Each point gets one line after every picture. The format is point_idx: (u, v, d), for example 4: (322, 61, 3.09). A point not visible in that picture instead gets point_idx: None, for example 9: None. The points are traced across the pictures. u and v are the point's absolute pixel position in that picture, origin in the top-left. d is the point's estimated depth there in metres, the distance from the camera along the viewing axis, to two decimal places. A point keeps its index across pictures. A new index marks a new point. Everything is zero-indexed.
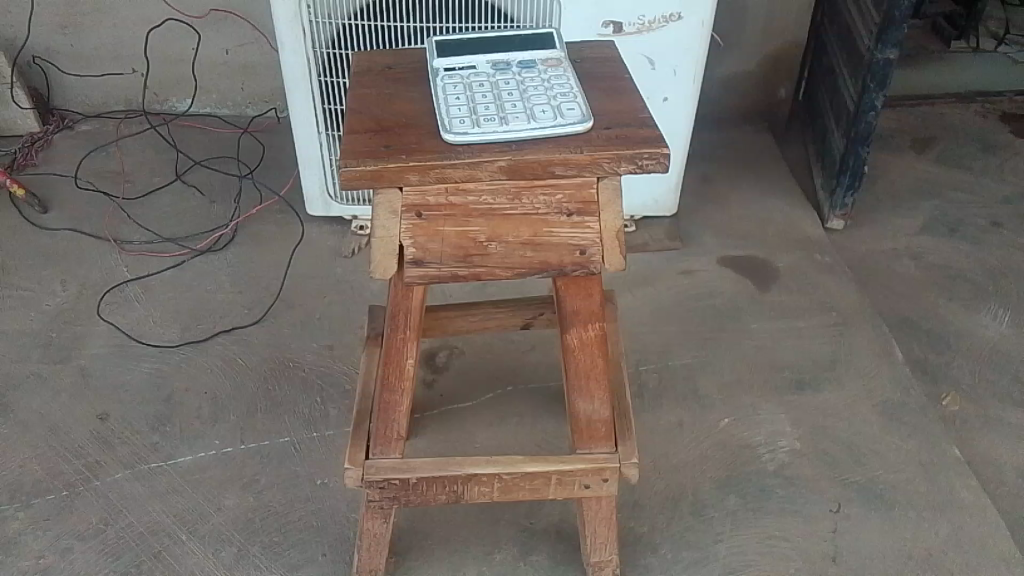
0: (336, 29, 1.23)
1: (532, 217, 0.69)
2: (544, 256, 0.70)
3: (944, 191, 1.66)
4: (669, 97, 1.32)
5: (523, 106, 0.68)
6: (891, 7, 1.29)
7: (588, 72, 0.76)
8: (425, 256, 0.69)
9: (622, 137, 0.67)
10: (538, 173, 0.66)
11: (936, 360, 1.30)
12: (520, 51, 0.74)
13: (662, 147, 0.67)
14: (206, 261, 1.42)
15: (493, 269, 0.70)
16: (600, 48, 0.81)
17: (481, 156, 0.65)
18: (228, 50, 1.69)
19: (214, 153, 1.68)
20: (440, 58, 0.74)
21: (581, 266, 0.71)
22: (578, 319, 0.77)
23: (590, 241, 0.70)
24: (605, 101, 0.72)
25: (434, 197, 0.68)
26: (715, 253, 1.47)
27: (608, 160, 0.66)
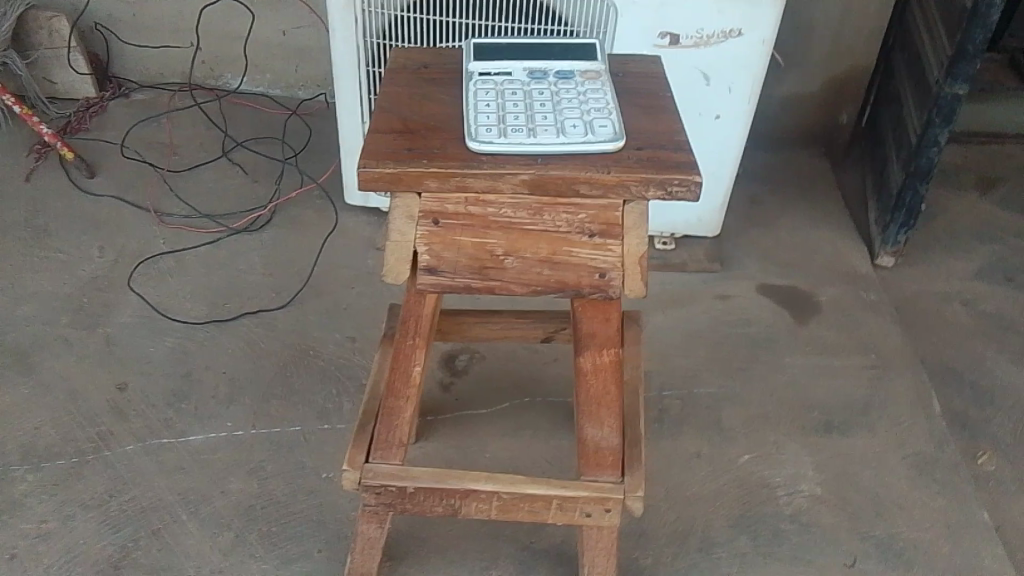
0: (388, 20, 1.22)
1: (552, 234, 0.66)
2: (561, 275, 0.67)
3: (1005, 236, 1.59)
4: (722, 115, 1.27)
5: (554, 119, 0.65)
6: (964, 40, 1.22)
7: (627, 87, 0.73)
8: (439, 265, 0.67)
9: (654, 159, 0.64)
10: (561, 190, 0.63)
11: (977, 415, 1.24)
12: (559, 61, 0.72)
13: (694, 174, 0.63)
14: (240, 240, 1.42)
15: (507, 284, 0.67)
16: (646, 63, 0.77)
17: (503, 168, 0.63)
18: (285, 32, 1.70)
19: (261, 134, 1.68)
20: (476, 61, 0.72)
21: (599, 289, 0.68)
22: (594, 343, 0.74)
23: (611, 264, 0.67)
24: (641, 120, 0.69)
25: (453, 205, 0.66)
26: (755, 280, 1.43)
27: (636, 184, 0.63)
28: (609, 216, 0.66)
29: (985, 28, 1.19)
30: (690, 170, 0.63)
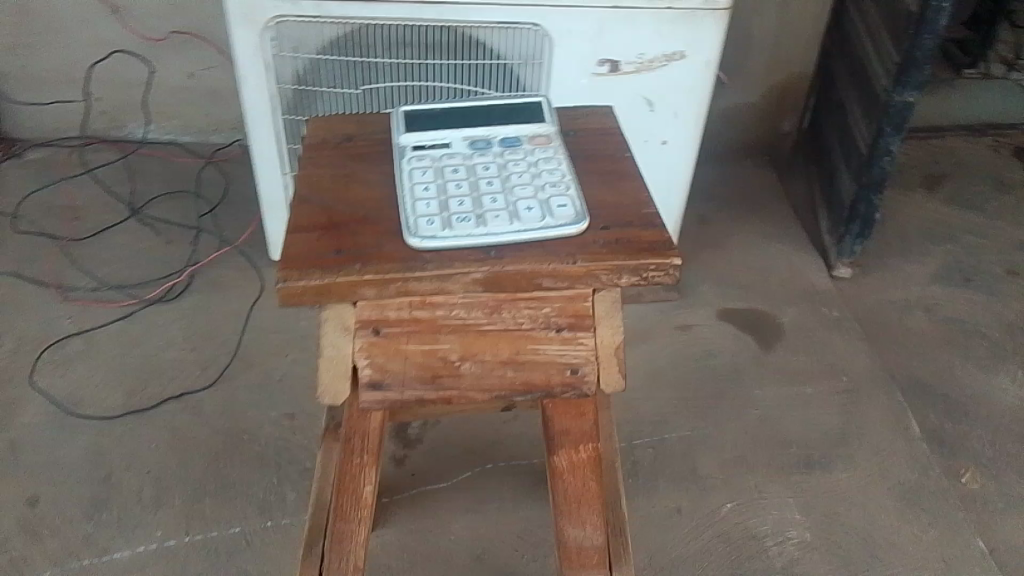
0: (304, 65, 1.09)
1: (514, 332, 0.57)
2: (527, 376, 0.58)
3: (956, 234, 1.56)
4: (667, 140, 1.20)
5: (504, 200, 0.56)
6: (913, 48, 1.19)
7: (580, 149, 0.65)
8: (384, 378, 0.57)
9: (625, 240, 0.55)
10: (521, 285, 0.55)
11: (954, 431, 1.18)
12: (503, 127, 0.63)
13: (672, 255, 0.55)
14: (157, 312, 1.29)
15: (466, 392, 0.58)
16: (597, 117, 0.69)
17: (451, 267, 0.53)
18: (191, 74, 1.57)
19: (173, 188, 1.55)
20: (408, 132, 0.63)
21: (571, 387, 0.58)
22: (569, 440, 0.67)
23: (583, 359, 0.58)
24: (601, 190, 0.60)
25: (396, 310, 0.56)
26: (714, 305, 1.36)
27: (606, 272, 0.54)
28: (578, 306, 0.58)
29: (933, 33, 1.17)
30: (667, 252, 0.55)
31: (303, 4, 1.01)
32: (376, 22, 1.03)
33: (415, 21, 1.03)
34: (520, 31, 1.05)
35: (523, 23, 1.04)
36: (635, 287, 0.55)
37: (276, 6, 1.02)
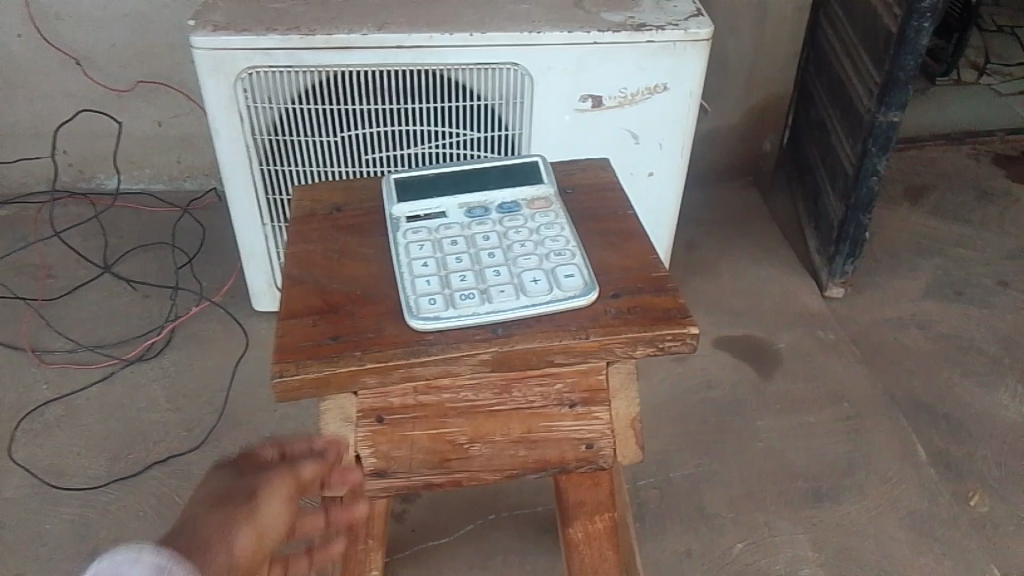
0: (278, 114, 1.03)
1: (525, 411, 0.56)
2: (541, 454, 0.56)
3: (944, 247, 1.55)
4: (655, 172, 1.14)
5: (509, 273, 0.54)
6: (894, 68, 1.18)
7: (582, 208, 0.63)
8: (390, 466, 0.55)
9: (637, 308, 0.53)
10: (532, 362, 0.52)
11: (959, 452, 1.16)
12: (500, 191, 0.61)
13: (689, 324, 0.52)
14: (138, 372, 1.25)
15: (477, 474, 0.56)
16: (594, 170, 0.68)
17: (458, 348, 0.50)
18: (160, 122, 1.53)
19: (149, 240, 1.51)
20: (399, 201, 0.60)
21: (588, 462, 0.56)
22: (584, 511, 0.64)
23: (598, 433, 0.56)
24: (604, 254, 0.58)
25: (400, 396, 0.55)
26: (709, 334, 1.34)
27: (621, 345, 0.52)
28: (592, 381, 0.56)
29: (914, 53, 1.16)
30: (684, 321, 0.52)
31: (276, 53, 0.97)
32: (350, 69, 0.99)
33: (393, 65, 0.99)
34: (500, 71, 1.00)
35: (503, 62, 0.99)
36: (651, 357, 0.53)
37: (247, 56, 0.98)
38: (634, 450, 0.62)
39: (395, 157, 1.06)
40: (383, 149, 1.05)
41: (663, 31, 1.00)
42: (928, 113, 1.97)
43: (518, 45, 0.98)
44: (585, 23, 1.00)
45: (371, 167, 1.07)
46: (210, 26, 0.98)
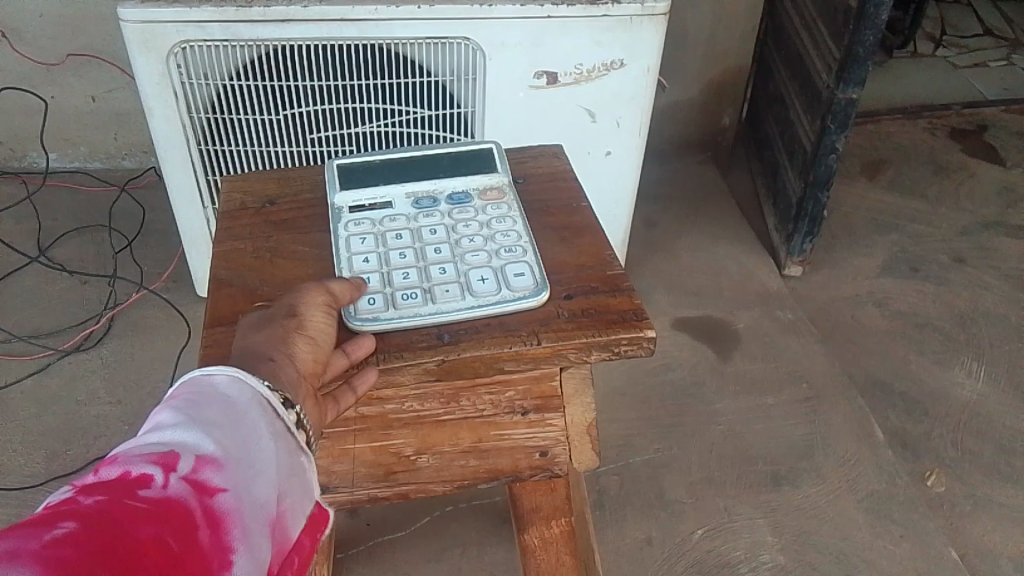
0: (215, 91, 0.95)
1: (474, 420, 0.59)
2: (492, 462, 0.59)
3: (901, 222, 1.55)
4: (612, 150, 1.08)
5: (454, 269, 0.53)
6: (854, 43, 1.15)
7: (539, 198, 0.62)
8: (336, 481, 0.58)
9: (591, 312, 0.51)
10: (479, 370, 0.50)
11: (915, 431, 1.17)
12: (450, 180, 0.60)
13: (645, 328, 0.50)
14: (75, 363, 1.19)
15: (425, 485, 0.59)
16: (547, 157, 0.68)
17: (400, 356, 0.48)
18: (95, 97, 1.45)
19: (84, 222, 1.43)
20: (344, 190, 0.60)
21: (541, 468, 0.60)
22: (540, 517, 0.64)
23: (551, 440, 0.59)
24: (556, 250, 0.57)
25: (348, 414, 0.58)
26: (668, 314, 1.32)
27: (575, 351, 0.50)
28: (543, 389, 0.59)
29: (875, 28, 1.13)
30: (641, 324, 0.50)
31: (211, 25, 0.89)
32: (291, 42, 0.91)
33: (335, 39, 0.91)
34: (450, 46, 0.94)
35: (454, 36, 0.93)
36: (607, 361, 0.51)
37: (179, 29, 0.89)
38: (591, 456, 0.64)
39: (340, 136, 0.99)
40: (329, 128, 0.98)
41: (621, 4, 0.94)
42: (885, 85, 1.97)
43: (468, 18, 0.91)
44: None
45: (315, 147, 1.00)
46: None
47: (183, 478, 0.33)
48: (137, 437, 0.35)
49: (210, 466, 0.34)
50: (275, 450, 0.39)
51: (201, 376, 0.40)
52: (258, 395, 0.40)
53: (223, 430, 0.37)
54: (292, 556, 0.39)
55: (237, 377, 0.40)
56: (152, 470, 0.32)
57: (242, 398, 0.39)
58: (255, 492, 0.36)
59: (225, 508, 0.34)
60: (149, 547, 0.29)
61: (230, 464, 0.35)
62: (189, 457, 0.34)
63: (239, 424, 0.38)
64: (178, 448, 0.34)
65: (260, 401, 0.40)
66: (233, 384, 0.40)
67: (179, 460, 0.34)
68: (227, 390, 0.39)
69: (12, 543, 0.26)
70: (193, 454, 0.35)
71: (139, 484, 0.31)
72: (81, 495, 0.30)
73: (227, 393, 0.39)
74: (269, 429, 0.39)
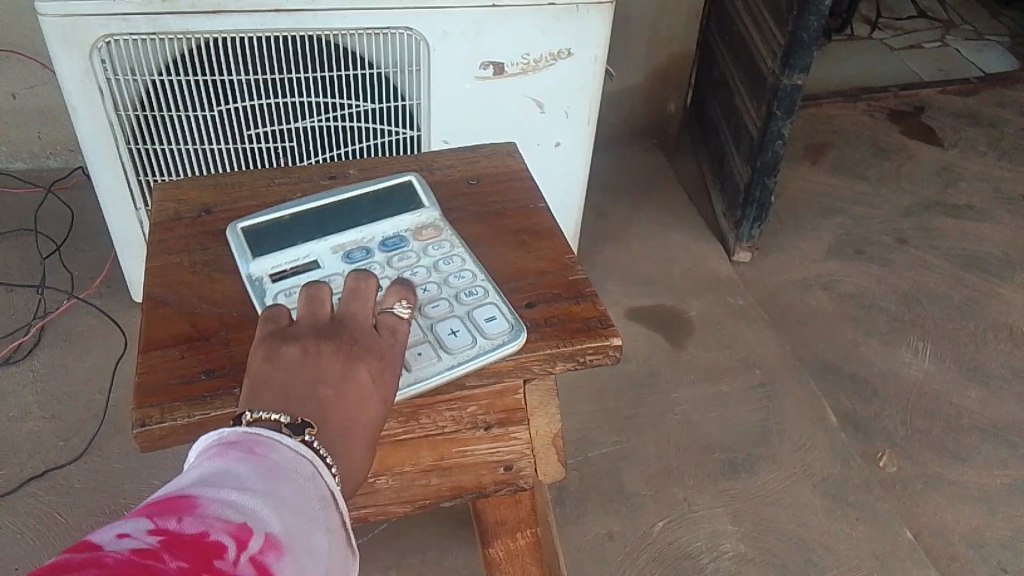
0: (144, 88, 0.90)
1: (435, 438, 0.61)
2: (455, 479, 0.62)
3: (845, 205, 1.57)
4: (561, 142, 1.04)
5: (420, 327, 0.51)
6: (798, 28, 1.15)
7: (490, 206, 0.64)
8: None
9: (555, 320, 0.54)
10: (441, 387, 0.52)
11: (866, 412, 1.18)
12: (374, 227, 0.58)
13: (609, 336, 0.53)
14: (2, 377, 1.12)
15: (385, 506, 0.61)
16: (499, 156, 0.70)
17: None
18: (15, 94, 1.37)
19: (8, 227, 1.36)
20: (258, 256, 0.55)
21: (507, 482, 0.62)
22: (505, 529, 0.67)
23: (516, 454, 0.62)
24: (514, 255, 0.59)
25: None
26: (622, 305, 1.32)
27: (539, 363, 0.52)
28: (506, 403, 0.62)
29: (818, 14, 1.13)
30: (605, 333, 0.53)
31: (135, 18, 0.83)
32: (224, 35, 0.86)
33: (270, 31, 0.86)
34: (392, 36, 0.89)
35: (395, 26, 0.89)
36: (573, 369, 0.54)
37: (101, 23, 0.84)
38: (556, 469, 0.68)
39: (279, 132, 0.94)
40: (269, 123, 0.93)
41: None
42: (826, 69, 1.99)
43: (409, 8, 0.87)
44: None
45: (254, 144, 0.95)
46: None
47: (252, 559, 0.29)
48: (214, 493, 0.31)
49: (275, 553, 0.30)
50: (335, 551, 0.35)
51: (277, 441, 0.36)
52: (322, 484, 0.36)
53: (293, 511, 0.33)
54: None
55: (308, 455, 0.37)
56: (225, 542, 0.29)
57: (312, 483, 0.36)
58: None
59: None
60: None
61: (296, 555, 0.31)
62: (259, 536, 0.30)
63: (306, 507, 0.34)
64: (252, 523, 0.30)
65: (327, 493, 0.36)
66: (305, 464, 0.36)
67: (251, 537, 0.30)
68: (303, 468, 0.36)
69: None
70: (263, 534, 0.31)
71: (213, 553, 0.28)
72: (162, 553, 0.27)
73: (297, 472, 0.35)
74: (334, 522, 0.35)
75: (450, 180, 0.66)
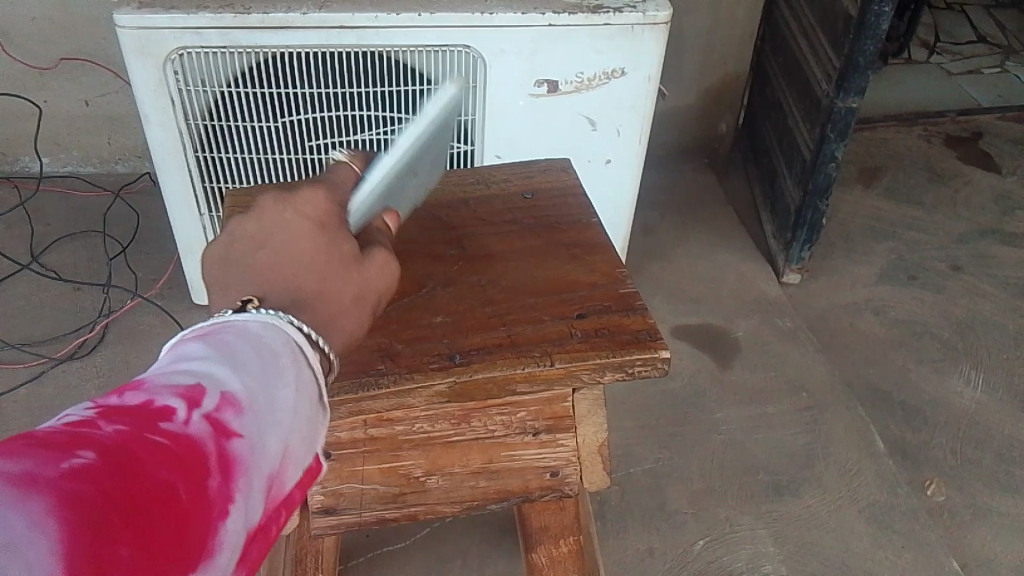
0: (213, 99, 0.94)
1: (485, 441, 0.63)
2: (501, 483, 0.64)
3: (898, 230, 1.55)
4: (612, 159, 1.05)
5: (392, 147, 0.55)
6: (854, 52, 1.15)
7: (544, 221, 0.65)
8: (338, 503, 0.62)
9: (605, 331, 0.55)
10: (491, 391, 0.54)
11: (915, 440, 1.16)
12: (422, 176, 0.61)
13: (658, 349, 0.54)
14: (67, 371, 1.17)
15: (433, 506, 0.63)
16: (554, 172, 0.72)
17: (415, 379, 0.52)
18: (88, 101, 1.44)
19: (77, 228, 1.42)
20: None
21: (552, 489, 0.65)
22: (549, 535, 0.69)
23: (562, 461, 0.64)
24: (567, 268, 0.60)
25: (354, 434, 0.62)
26: (668, 322, 1.32)
27: (587, 372, 0.54)
28: (555, 410, 0.63)
29: (875, 37, 1.13)
30: (655, 345, 0.54)
31: (208, 32, 0.87)
32: (291, 50, 0.89)
33: (333, 47, 0.90)
34: (450, 53, 0.92)
35: (453, 44, 0.91)
36: (621, 380, 0.56)
37: (175, 36, 0.87)
38: (601, 478, 0.70)
39: (339, 144, 0.97)
40: (330, 135, 0.97)
41: (621, 12, 0.91)
42: (881, 92, 1.98)
43: (467, 26, 0.89)
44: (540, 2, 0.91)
45: (315, 155, 0.98)
46: (135, 3, 0.88)
47: (208, 417, 0.29)
48: (164, 365, 0.30)
49: (234, 410, 0.30)
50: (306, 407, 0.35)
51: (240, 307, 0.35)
52: (286, 340, 0.35)
53: (259, 370, 0.32)
54: (284, 518, 0.35)
55: (268, 318, 0.36)
56: (174, 404, 0.28)
57: (279, 339, 0.35)
58: (278, 447, 0.32)
59: (242, 458, 0.29)
60: (161, 489, 0.25)
61: (259, 411, 0.31)
62: (215, 394, 0.30)
63: (275, 365, 0.33)
64: (207, 383, 0.30)
65: (298, 346, 0.35)
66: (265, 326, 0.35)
67: (205, 395, 0.29)
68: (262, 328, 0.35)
69: (25, 462, 0.23)
70: (219, 390, 0.30)
71: (158, 417, 0.27)
72: (98, 419, 0.26)
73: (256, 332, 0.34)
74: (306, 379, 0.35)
75: (507, 194, 0.68)
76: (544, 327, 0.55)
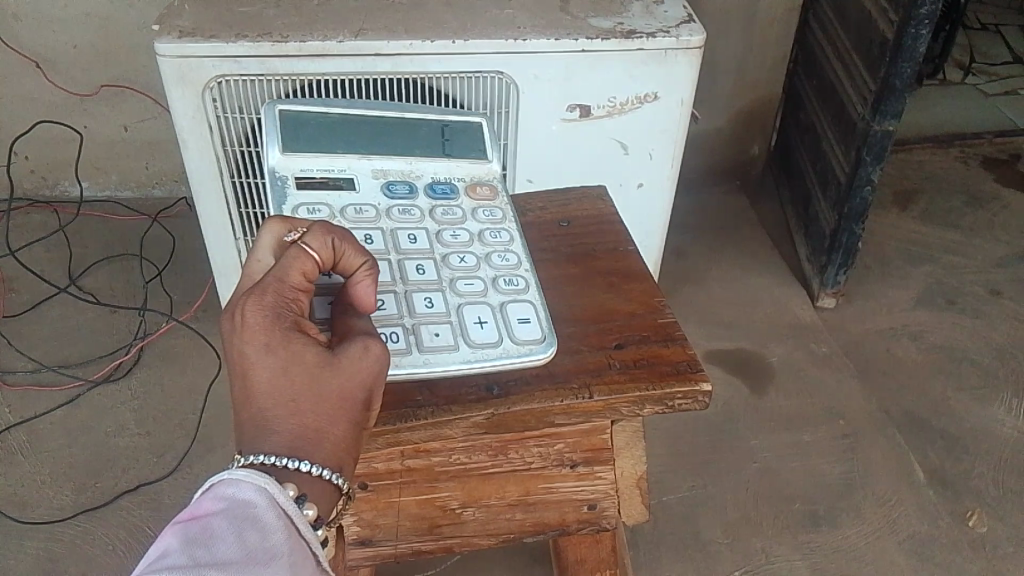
0: (251, 125, 0.91)
1: (522, 473, 0.63)
2: (539, 515, 0.64)
3: (935, 254, 1.53)
4: (645, 182, 1.04)
5: (448, 305, 0.51)
6: (891, 75, 1.14)
7: (582, 247, 0.65)
8: (374, 533, 0.63)
9: (644, 362, 0.55)
10: (530, 423, 0.53)
11: (954, 469, 1.13)
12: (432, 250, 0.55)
13: (699, 383, 0.54)
14: (102, 394, 1.19)
15: (470, 538, 0.64)
16: (590, 199, 0.71)
17: (453, 412, 0.52)
18: (127, 127, 1.47)
19: (114, 252, 1.44)
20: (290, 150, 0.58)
21: (589, 521, 0.64)
22: (583, 567, 0.69)
23: (599, 493, 0.64)
24: (603, 296, 0.60)
25: (393, 465, 0.62)
26: (700, 347, 1.31)
27: (627, 405, 0.53)
28: (594, 442, 0.63)
29: (912, 61, 1.12)
30: (695, 378, 0.54)
31: (246, 60, 0.86)
32: (326, 77, 0.87)
33: (369, 75, 0.88)
34: (482, 80, 0.90)
35: (487, 70, 0.89)
36: (661, 413, 0.55)
37: (215, 64, 0.86)
38: (639, 510, 0.69)
39: None
40: None
41: (655, 38, 0.91)
42: (915, 113, 1.96)
43: (505, 52, 0.88)
44: (573, 29, 0.91)
45: None
46: (176, 32, 0.86)
47: None
48: None
49: None
50: None
51: (211, 485, 0.36)
52: (258, 529, 0.35)
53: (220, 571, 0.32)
54: None
55: (246, 498, 0.36)
56: None
57: (248, 531, 0.35)
58: None
59: None
60: None
61: None
62: None
63: (243, 560, 0.33)
64: None
65: (288, 510, 0.37)
66: (235, 515, 0.35)
67: None
68: (227, 520, 0.35)
69: None
70: None
71: None
72: None
73: (225, 527, 0.34)
74: (286, 557, 0.35)
75: (543, 221, 0.68)
76: (583, 359, 0.55)
